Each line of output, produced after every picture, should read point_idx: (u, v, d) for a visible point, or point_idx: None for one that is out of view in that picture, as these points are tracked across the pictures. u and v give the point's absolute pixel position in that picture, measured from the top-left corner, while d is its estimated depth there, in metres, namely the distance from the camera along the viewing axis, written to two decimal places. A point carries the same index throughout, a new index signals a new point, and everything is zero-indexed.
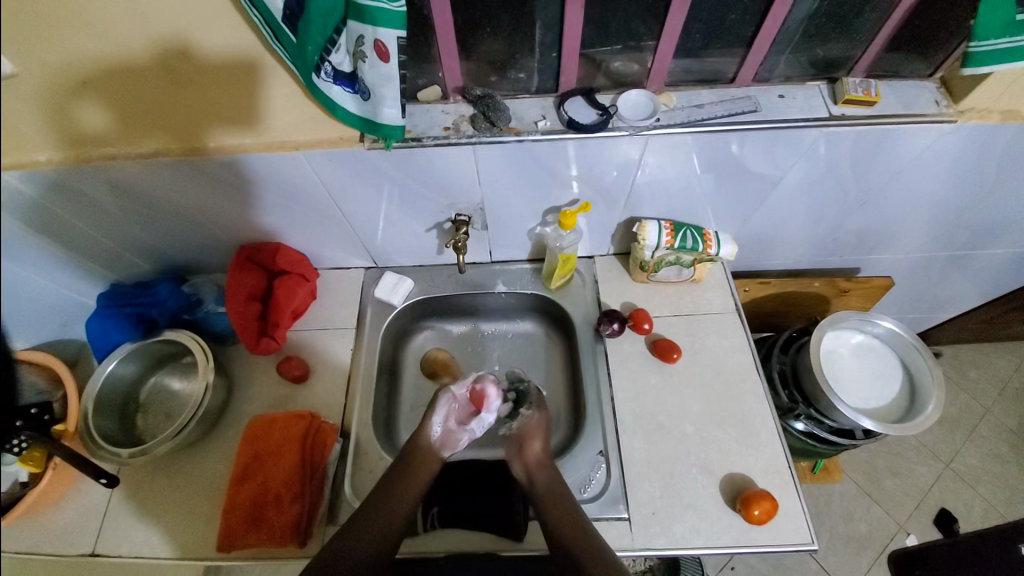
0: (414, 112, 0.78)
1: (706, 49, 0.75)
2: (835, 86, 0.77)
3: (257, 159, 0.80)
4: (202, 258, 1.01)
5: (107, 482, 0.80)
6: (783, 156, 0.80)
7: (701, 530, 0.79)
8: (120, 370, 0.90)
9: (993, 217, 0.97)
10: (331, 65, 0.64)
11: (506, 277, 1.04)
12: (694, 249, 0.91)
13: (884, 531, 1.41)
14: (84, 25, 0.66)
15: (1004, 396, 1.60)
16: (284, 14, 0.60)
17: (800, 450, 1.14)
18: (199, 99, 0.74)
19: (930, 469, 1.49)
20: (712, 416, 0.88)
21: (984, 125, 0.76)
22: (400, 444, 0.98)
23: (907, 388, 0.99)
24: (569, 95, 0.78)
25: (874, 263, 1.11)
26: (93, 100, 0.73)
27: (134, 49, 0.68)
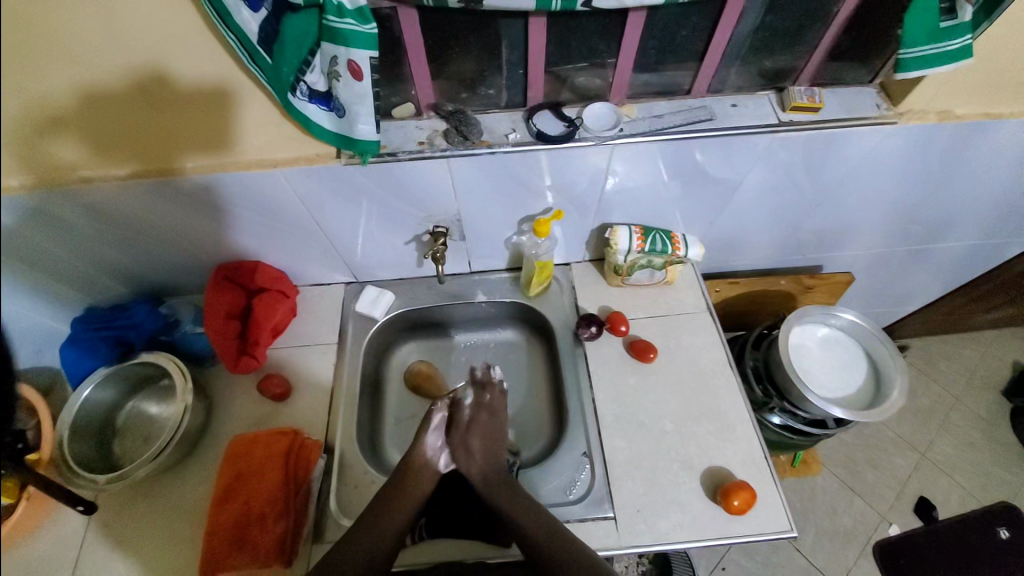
0: (388, 128, 0.81)
1: (663, 63, 0.80)
2: (783, 95, 0.83)
3: (236, 178, 0.81)
4: (178, 279, 1.01)
5: (84, 509, 0.80)
6: (741, 161, 0.85)
7: (685, 525, 0.81)
8: (96, 396, 0.90)
9: (940, 212, 1.04)
10: (306, 84, 0.66)
11: (485, 286, 1.07)
12: (664, 252, 0.95)
13: (868, 523, 1.45)
14: (41, 49, 0.64)
15: (970, 385, 1.68)
16: (259, 37, 0.62)
17: (778, 444, 1.18)
18: (172, 123, 0.75)
19: (906, 460, 1.54)
20: (691, 412, 0.90)
21: (922, 126, 0.82)
22: (385, 457, 0.98)
23: (872, 376, 1.04)
24: (537, 109, 0.82)
25: (836, 260, 1.17)
26: (60, 130, 0.73)
27: (100, 79, 0.68)
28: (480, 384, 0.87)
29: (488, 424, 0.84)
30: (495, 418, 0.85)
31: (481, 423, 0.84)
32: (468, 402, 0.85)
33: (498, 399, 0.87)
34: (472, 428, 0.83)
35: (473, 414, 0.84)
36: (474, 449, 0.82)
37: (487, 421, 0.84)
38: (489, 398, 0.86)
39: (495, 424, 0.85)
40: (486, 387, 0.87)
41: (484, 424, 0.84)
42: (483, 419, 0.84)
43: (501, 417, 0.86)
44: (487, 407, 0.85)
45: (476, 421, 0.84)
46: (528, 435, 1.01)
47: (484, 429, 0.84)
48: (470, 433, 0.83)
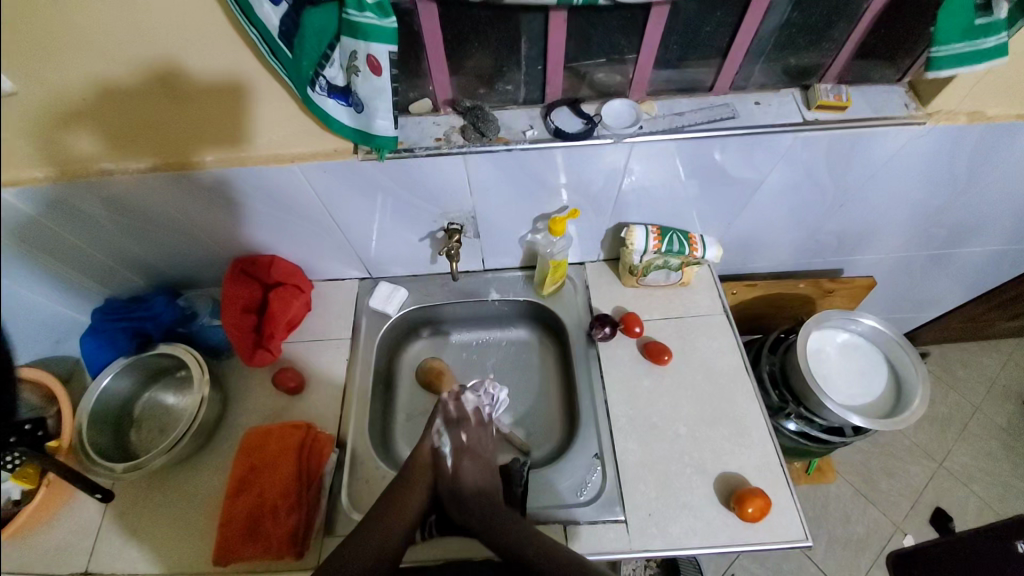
0: (406, 124, 0.81)
1: (684, 59, 0.78)
2: (808, 93, 0.81)
3: (253, 172, 0.82)
4: (194, 272, 1.02)
5: (102, 496, 0.82)
6: (762, 161, 0.83)
7: (697, 529, 0.79)
8: (115, 386, 0.91)
9: (967, 216, 1.01)
10: (325, 79, 0.66)
11: (498, 284, 1.06)
12: (680, 252, 0.93)
13: (882, 532, 1.42)
14: (60, 44, 0.65)
15: (992, 393, 1.63)
16: (280, 32, 0.62)
17: (792, 450, 1.16)
18: (189, 117, 0.75)
19: (923, 469, 1.51)
20: (705, 415, 0.89)
21: (951, 127, 0.79)
22: (396, 453, 0.98)
23: (892, 385, 1.01)
24: (555, 106, 0.81)
25: (857, 263, 1.14)
26: (78, 120, 0.74)
27: (121, 72, 0.69)
28: (456, 425, 0.86)
29: (475, 466, 0.82)
30: (480, 458, 0.83)
31: (469, 466, 0.81)
32: (448, 448, 0.83)
33: (478, 439, 0.86)
34: (460, 472, 0.80)
35: (457, 460, 0.82)
36: (474, 485, 0.79)
37: (474, 461, 0.82)
38: (469, 439, 0.84)
39: (483, 464, 0.82)
40: (461, 423, 0.86)
41: (473, 465, 0.82)
42: (470, 460, 0.82)
43: (486, 458, 0.84)
44: (469, 449, 0.83)
45: (463, 464, 0.81)
46: (539, 434, 1.00)
47: (473, 472, 0.81)
48: (462, 476, 0.80)
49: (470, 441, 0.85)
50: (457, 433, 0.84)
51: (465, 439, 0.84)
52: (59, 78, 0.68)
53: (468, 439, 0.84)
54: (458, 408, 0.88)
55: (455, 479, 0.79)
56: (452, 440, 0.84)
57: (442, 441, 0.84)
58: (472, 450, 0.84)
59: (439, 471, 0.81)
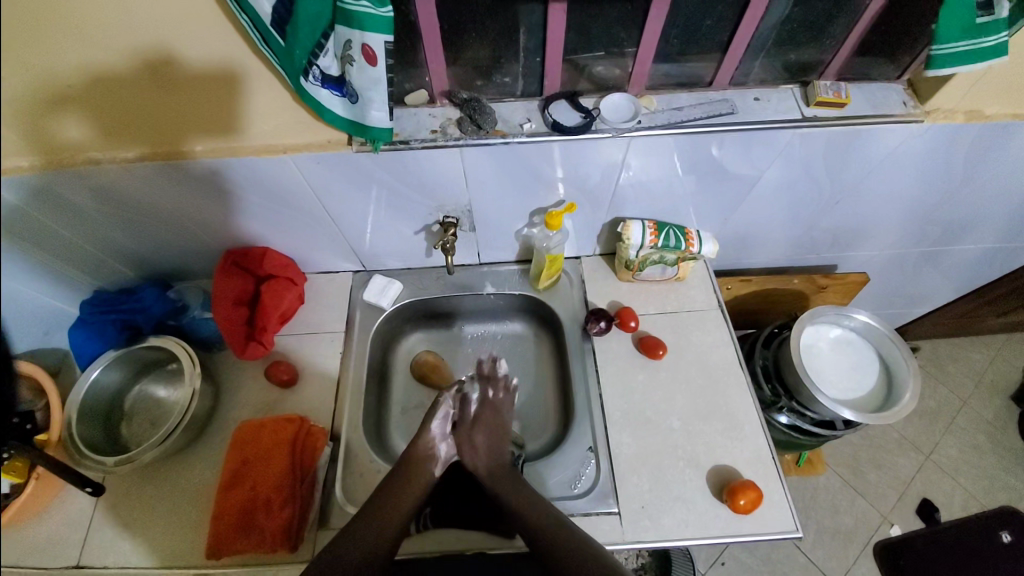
0: (401, 116, 0.79)
1: (685, 53, 0.77)
2: (807, 89, 0.80)
3: (246, 163, 0.80)
4: (186, 264, 1.01)
5: (92, 490, 0.81)
6: (760, 157, 0.83)
7: (690, 522, 0.80)
8: (105, 378, 0.90)
9: (960, 214, 1.02)
10: (318, 69, 0.64)
11: (494, 278, 1.06)
12: (677, 247, 0.93)
13: (869, 523, 1.45)
14: (45, 32, 0.63)
15: (979, 387, 1.66)
16: (272, 19, 0.60)
17: (784, 443, 1.17)
18: (181, 106, 0.73)
19: (910, 461, 1.54)
20: (699, 410, 0.90)
21: (948, 125, 0.79)
22: (390, 447, 0.98)
23: (884, 379, 1.03)
24: (554, 98, 0.80)
25: (851, 260, 1.15)
26: (65, 107, 0.71)
27: (109, 58, 0.66)
28: (486, 381, 0.90)
29: (493, 417, 0.87)
30: (500, 414, 0.88)
31: (487, 418, 0.87)
32: (474, 397, 0.89)
33: (506, 396, 0.90)
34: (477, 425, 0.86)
35: (479, 409, 0.88)
36: (479, 444, 0.84)
37: (494, 416, 0.87)
38: (495, 397, 0.89)
39: (502, 419, 0.88)
40: (491, 382, 0.90)
41: (492, 420, 0.87)
42: (489, 415, 0.87)
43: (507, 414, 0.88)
44: (492, 405, 0.88)
45: (483, 415, 0.87)
46: (533, 427, 1.01)
47: (490, 424, 0.86)
48: (477, 429, 0.85)
49: (496, 396, 0.90)
50: (485, 388, 0.90)
51: (491, 395, 0.89)
52: (45, 66, 0.65)
53: (495, 396, 0.89)
54: (493, 369, 0.92)
55: (470, 427, 0.85)
56: (480, 391, 0.90)
57: (470, 391, 0.90)
58: (496, 405, 0.89)
59: (462, 418, 0.86)
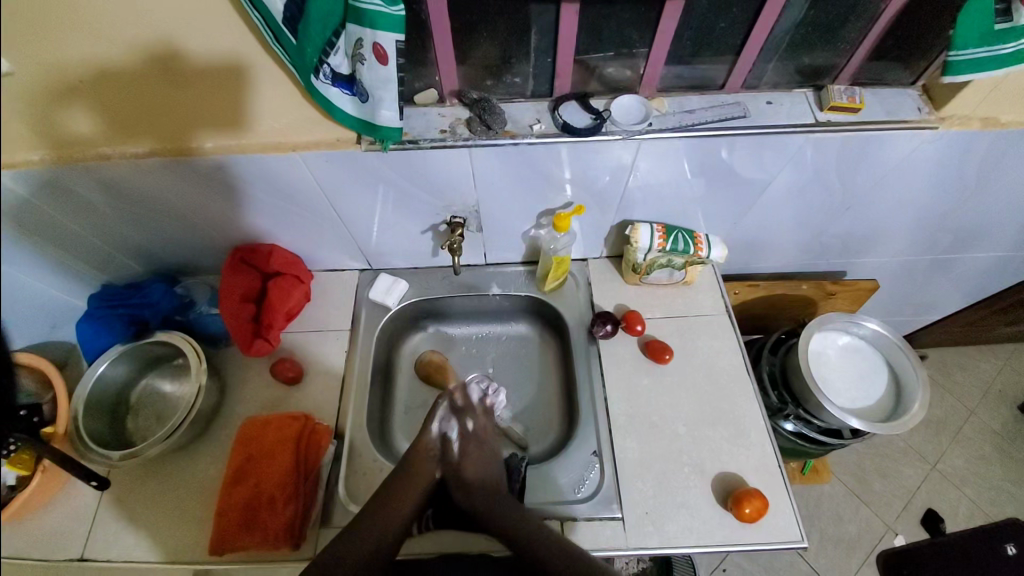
0: (411, 115, 0.79)
1: (697, 56, 0.77)
2: (821, 93, 0.79)
3: (254, 159, 0.80)
4: (194, 260, 1.01)
5: (97, 484, 0.81)
6: (770, 162, 0.82)
7: (693, 528, 0.80)
8: (112, 372, 0.90)
9: (972, 221, 1.00)
10: (329, 67, 0.64)
11: (500, 279, 1.05)
12: (685, 251, 0.92)
13: (873, 532, 1.43)
14: (50, 23, 0.63)
15: (987, 398, 1.64)
16: (284, 16, 0.60)
17: (789, 450, 1.16)
18: (189, 100, 0.73)
19: (916, 471, 1.52)
20: (705, 415, 0.89)
21: (963, 132, 0.78)
22: (394, 447, 0.98)
23: (892, 388, 1.01)
24: (564, 99, 0.79)
25: (860, 266, 1.14)
26: (76, 100, 0.72)
27: (117, 50, 0.67)
28: (462, 414, 0.86)
29: (479, 451, 0.83)
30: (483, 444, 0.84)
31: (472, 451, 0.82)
32: (455, 435, 0.83)
33: (482, 426, 0.86)
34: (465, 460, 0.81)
35: (463, 446, 0.82)
36: (472, 479, 0.79)
37: (478, 450, 0.83)
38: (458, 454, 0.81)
39: (487, 453, 0.83)
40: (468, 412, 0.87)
41: (477, 453, 0.82)
42: (475, 448, 0.82)
43: (489, 445, 0.84)
44: (474, 438, 0.84)
45: (469, 451, 0.82)
46: (537, 430, 1.00)
47: (479, 460, 0.81)
48: (464, 465, 0.80)
49: (475, 428, 0.85)
50: (462, 421, 0.85)
51: (470, 427, 0.85)
52: (57, 57, 0.66)
53: (473, 428, 0.85)
54: (467, 400, 0.88)
55: (458, 464, 0.80)
56: (458, 427, 0.84)
57: (449, 426, 0.83)
58: (477, 438, 0.84)
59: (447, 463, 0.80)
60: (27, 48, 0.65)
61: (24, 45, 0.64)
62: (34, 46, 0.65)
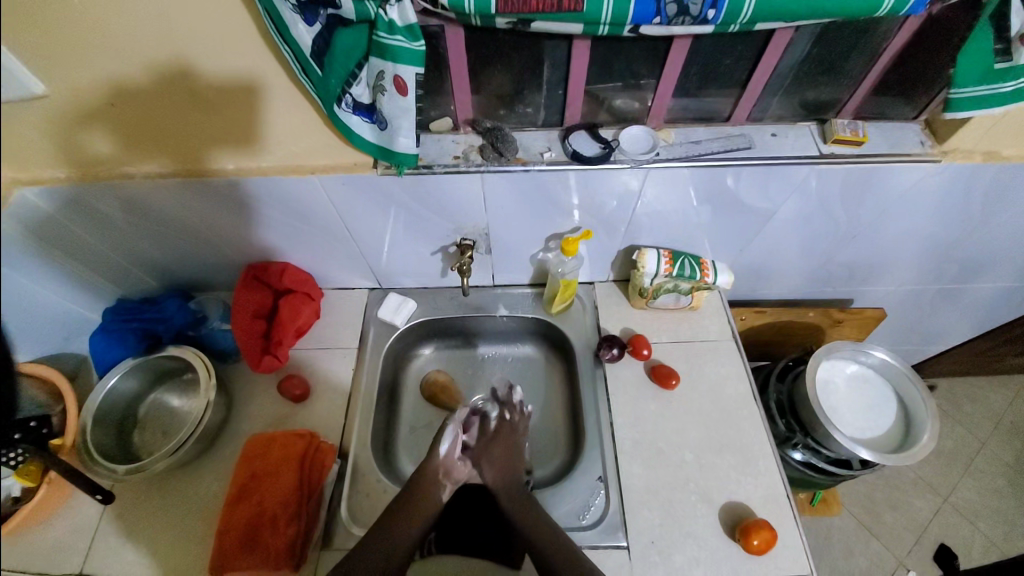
0: (426, 141, 0.82)
1: (703, 89, 0.79)
2: (824, 127, 0.82)
3: (273, 180, 0.83)
4: (209, 276, 1.03)
5: (102, 498, 0.83)
6: (776, 191, 0.83)
7: (700, 559, 0.78)
8: (122, 386, 0.91)
9: (978, 252, 1.01)
10: (351, 96, 0.67)
11: (507, 300, 1.06)
12: (692, 277, 0.93)
13: (885, 567, 1.39)
14: (84, 51, 0.67)
15: (998, 429, 1.61)
16: (311, 49, 0.63)
17: (797, 480, 1.14)
18: (209, 123, 0.76)
19: (927, 504, 1.48)
20: (712, 442, 0.88)
21: (965, 166, 0.80)
22: (398, 467, 0.97)
23: (901, 419, 1.00)
24: (574, 129, 0.82)
25: (867, 294, 1.14)
26: (100, 122, 0.75)
27: (143, 76, 0.70)
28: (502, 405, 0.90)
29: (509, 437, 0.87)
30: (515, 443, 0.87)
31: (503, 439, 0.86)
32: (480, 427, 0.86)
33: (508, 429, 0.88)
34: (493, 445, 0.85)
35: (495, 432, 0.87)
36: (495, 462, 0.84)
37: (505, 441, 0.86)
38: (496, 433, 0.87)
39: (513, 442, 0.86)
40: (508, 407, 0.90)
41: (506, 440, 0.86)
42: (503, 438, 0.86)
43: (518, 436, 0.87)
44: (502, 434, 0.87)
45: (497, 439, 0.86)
46: (542, 453, 1.00)
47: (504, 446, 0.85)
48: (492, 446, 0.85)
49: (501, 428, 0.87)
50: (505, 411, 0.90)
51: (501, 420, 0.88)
52: (86, 82, 0.70)
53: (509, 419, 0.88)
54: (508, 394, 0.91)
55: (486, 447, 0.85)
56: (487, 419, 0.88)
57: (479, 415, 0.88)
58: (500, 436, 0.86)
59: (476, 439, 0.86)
60: (64, 75, 0.68)
61: (60, 71, 0.68)
62: (64, 73, 0.68)
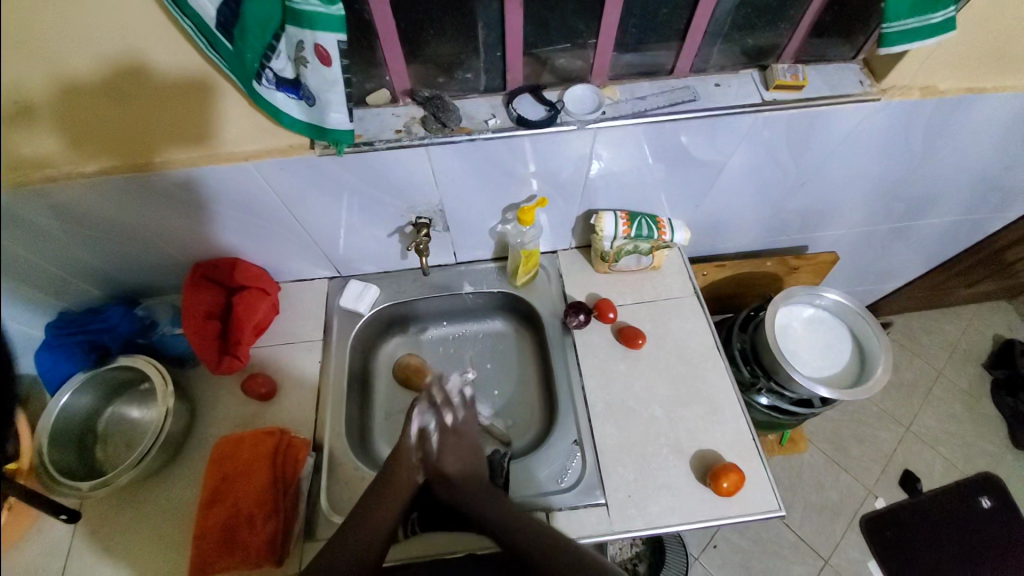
0: (364, 117, 0.78)
1: (644, 42, 0.78)
2: (766, 73, 0.82)
3: (205, 173, 0.78)
4: (154, 280, 0.98)
5: (67, 518, 0.78)
6: (725, 143, 0.84)
7: (675, 508, 0.81)
8: (74, 403, 0.87)
9: (923, 188, 1.04)
10: (272, 72, 0.63)
11: (471, 277, 1.05)
12: (650, 237, 0.94)
13: (854, 496, 1.48)
14: None
15: (953, 358, 1.71)
16: (218, 22, 0.59)
17: (765, 423, 1.19)
18: (129, 113, 0.71)
19: (892, 434, 1.57)
20: (680, 395, 0.91)
21: (905, 101, 0.81)
22: (375, 453, 0.97)
23: (857, 355, 1.05)
24: (517, 92, 0.80)
25: (822, 239, 1.17)
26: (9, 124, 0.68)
27: (71, 71, 0.65)
28: (444, 408, 0.85)
29: (456, 444, 0.83)
30: (464, 439, 0.84)
31: (451, 444, 0.82)
32: (434, 427, 0.83)
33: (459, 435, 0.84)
34: (443, 450, 0.81)
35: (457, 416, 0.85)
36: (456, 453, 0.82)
37: (457, 442, 0.83)
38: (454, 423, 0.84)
39: (467, 444, 0.83)
40: (447, 407, 0.85)
41: (454, 445, 0.82)
42: (454, 441, 0.83)
43: (469, 436, 0.84)
44: (453, 431, 0.84)
45: (447, 443, 0.82)
46: (519, 425, 1.01)
47: (456, 449, 0.82)
48: (442, 455, 0.81)
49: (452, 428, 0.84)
50: (441, 416, 0.84)
51: (450, 421, 0.84)
52: None
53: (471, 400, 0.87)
54: (446, 394, 0.86)
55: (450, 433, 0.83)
56: (437, 420, 0.84)
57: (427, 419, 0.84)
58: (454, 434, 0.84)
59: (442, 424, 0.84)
60: None
61: None
62: None
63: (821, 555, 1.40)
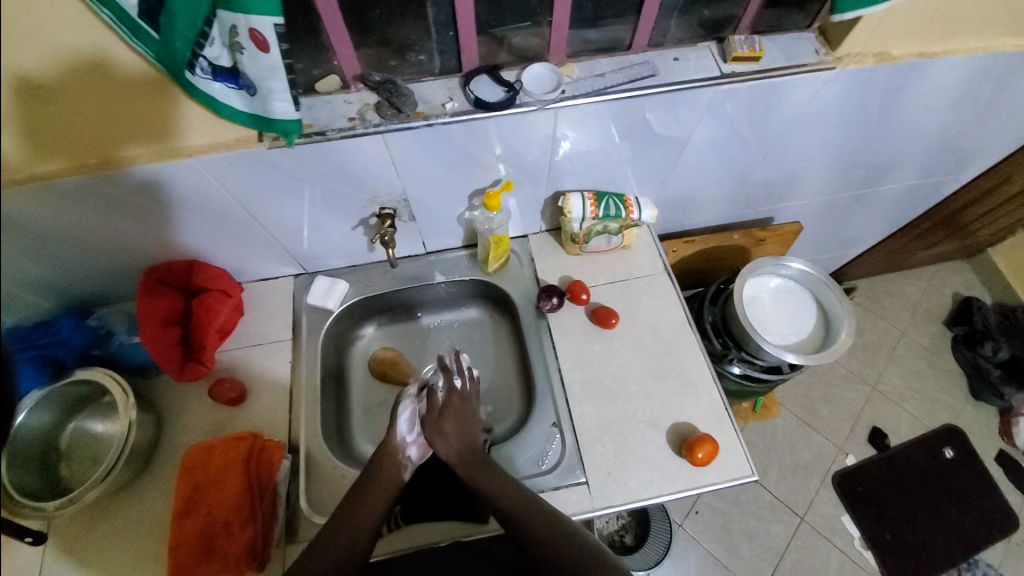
0: (314, 105, 0.75)
1: (601, 18, 0.76)
2: (723, 45, 0.81)
3: (151, 170, 0.73)
4: (106, 288, 0.92)
5: (33, 540, 0.74)
6: (687, 118, 0.83)
7: (654, 480, 0.83)
8: (33, 422, 0.82)
9: (880, 155, 1.07)
10: (206, 60, 0.59)
11: (442, 266, 1.04)
12: (618, 216, 0.94)
13: (826, 455, 1.55)
14: None
15: (916, 317, 1.79)
16: (141, 9, 0.55)
17: (737, 392, 1.22)
18: (59, 109, 0.65)
19: (859, 394, 1.64)
20: (654, 371, 0.92)
21: (860, 69, 0.82)
22: (355, 449, 0.96)
23: (822, 321, 1.08)
24: (474, 74, 0.77)
25: (786, 210, 1.19)
26: None
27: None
28: (451, 372, 0.89)
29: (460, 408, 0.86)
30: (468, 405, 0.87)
31: (454, 407, 0.86)
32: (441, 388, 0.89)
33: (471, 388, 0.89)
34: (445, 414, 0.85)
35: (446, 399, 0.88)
36: (449, 433, 0.84)
37: (462, 406, 0.87)
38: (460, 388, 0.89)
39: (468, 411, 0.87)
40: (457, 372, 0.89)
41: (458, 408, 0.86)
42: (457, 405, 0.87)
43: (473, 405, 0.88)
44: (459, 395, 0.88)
45: (451, 404, 0.87)
46: (499, 411, 1.01)
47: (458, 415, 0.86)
48: (443, 417, 0.85)
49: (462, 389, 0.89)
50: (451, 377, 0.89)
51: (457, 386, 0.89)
52: None
53: (462, 386, 0.89)
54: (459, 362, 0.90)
55: (439, 416, 0.85)
56: (447, 381, 0.89)
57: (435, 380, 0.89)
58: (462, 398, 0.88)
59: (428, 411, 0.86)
60: None
61: None
62: None
63: (797, 512, 1.47)
